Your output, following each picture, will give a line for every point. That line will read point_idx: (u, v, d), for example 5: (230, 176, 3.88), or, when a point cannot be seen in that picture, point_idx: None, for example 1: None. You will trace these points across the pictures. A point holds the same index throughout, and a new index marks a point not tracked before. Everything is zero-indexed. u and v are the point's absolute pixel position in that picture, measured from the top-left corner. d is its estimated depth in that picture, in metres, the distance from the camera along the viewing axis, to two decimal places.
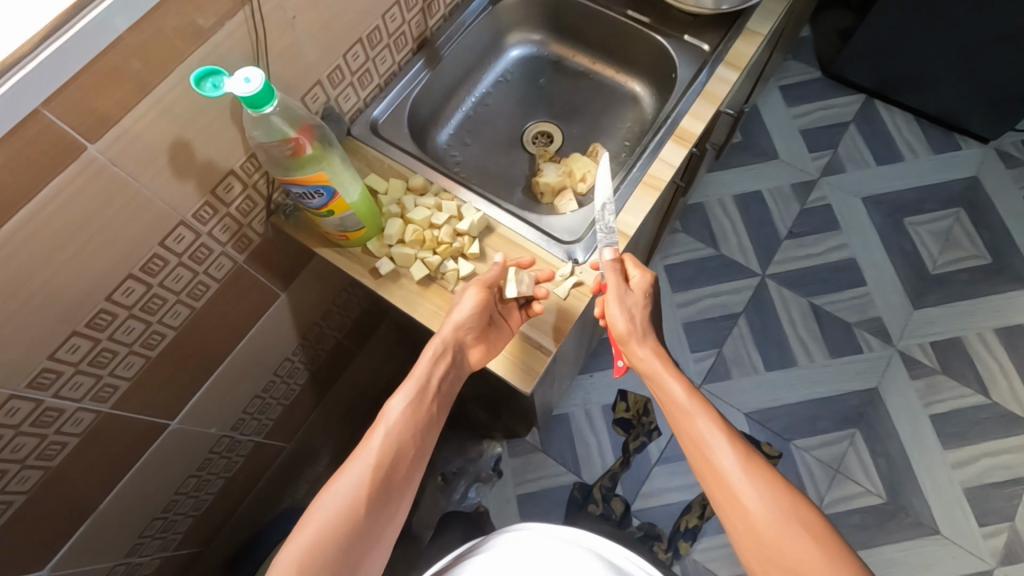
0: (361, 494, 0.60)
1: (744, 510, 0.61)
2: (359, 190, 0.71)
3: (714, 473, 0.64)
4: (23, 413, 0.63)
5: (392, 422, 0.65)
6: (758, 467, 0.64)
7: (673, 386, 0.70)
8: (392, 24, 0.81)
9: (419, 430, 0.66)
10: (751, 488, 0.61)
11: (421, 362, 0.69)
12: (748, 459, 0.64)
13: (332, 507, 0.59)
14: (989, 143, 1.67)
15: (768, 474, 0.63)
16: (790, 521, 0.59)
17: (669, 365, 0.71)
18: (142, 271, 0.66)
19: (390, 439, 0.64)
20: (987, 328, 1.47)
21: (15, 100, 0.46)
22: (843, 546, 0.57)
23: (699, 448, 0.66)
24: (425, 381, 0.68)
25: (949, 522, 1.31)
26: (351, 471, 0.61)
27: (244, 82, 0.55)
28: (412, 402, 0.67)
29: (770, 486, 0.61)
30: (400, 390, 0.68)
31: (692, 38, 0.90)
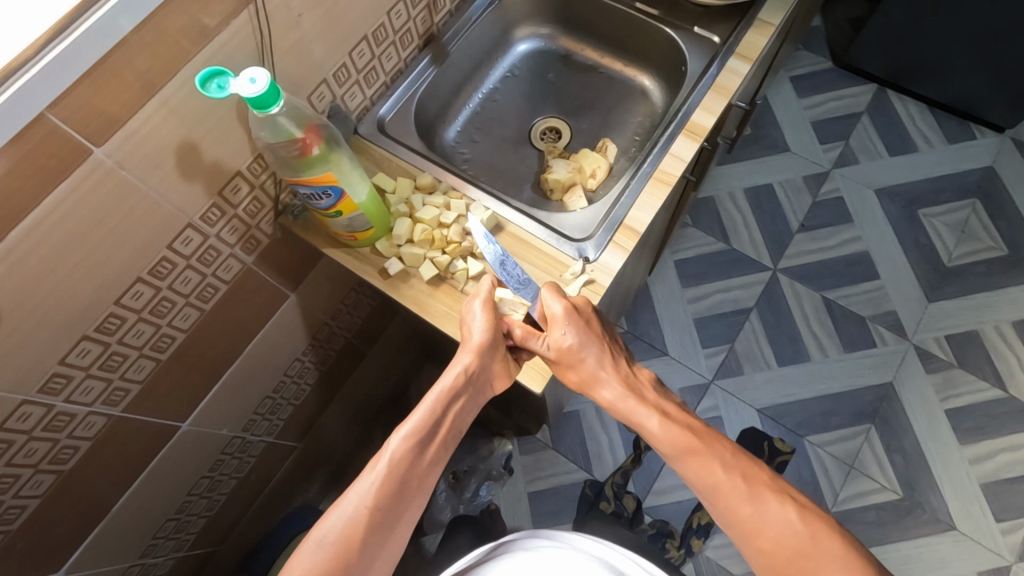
0: (353, 532, 0.57)
1: (759, 534, 0.60)
2: (367, 190, 0.70)
3: (716, 501, 0.63)
4: (35, 418, 0.63)
5: (392, 458, 0.61)
6: (759, 482, 0.62)
7: (649, 419, 0.68)
8: (398, 20, 0.80)
9: (424, 466, 0.63)
10: (758, 504, 0.61)
11: (430, 397, 0.66)
12: (744, 474, 0.63)
13: (322, 542, 0.57)
14: (1006, 132, 1.64)
15: (766, 482, 0.63)
16: (803, 536, 0.58)
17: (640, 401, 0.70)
18: (150, 273, 0.65)
19: (391, 475, 0.61)
20: (1005, 320, 1.45)
21: (20, 105, 0.46)
22: (853, 542, 0.59)
23: (694, 476, 0.64)
24: (432, 415, 0.65)
25: (966, 519, 1.29)
26: (345, 506, 0.59)
27: (250, 82, 0.55)
28: (416, 436, 0.64)
29: (773, 496, 0.61)
30: (405, 424, 0.64)
31: (702, 30, 0.88)
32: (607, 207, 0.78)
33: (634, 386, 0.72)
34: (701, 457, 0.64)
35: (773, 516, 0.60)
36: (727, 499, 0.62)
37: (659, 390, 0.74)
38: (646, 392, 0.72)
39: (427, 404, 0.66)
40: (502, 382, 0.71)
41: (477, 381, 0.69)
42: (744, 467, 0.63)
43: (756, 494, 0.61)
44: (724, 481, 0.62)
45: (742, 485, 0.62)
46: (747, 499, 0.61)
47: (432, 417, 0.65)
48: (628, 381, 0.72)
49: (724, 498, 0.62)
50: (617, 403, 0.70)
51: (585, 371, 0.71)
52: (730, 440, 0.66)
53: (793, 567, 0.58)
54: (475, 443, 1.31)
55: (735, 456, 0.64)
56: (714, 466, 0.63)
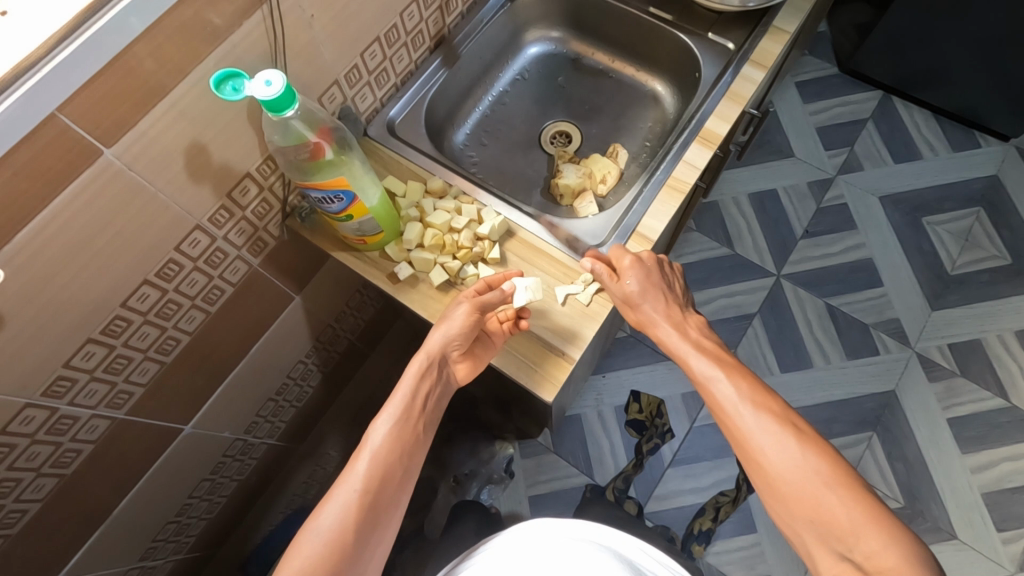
0: (350, 519, 0.58)
1: (764, 456, 0.60)
2: (378, 194, 0.69)
3: (727, 421, 0.64)
4: (38, 422, 0.62)
5: (375, 445, 0.62)
6: (769, 410, 0.63)
7: (687, 351, 0.69)
8: (410, 21, 0.79)
9: (408, 448, 0.63)
10: (761, 429, 0.61)
11: (405, 380, 0.66)
12: (759, 403, 0.63)
13: (319, 531, 0.57)
14: (1010, 141, 1.64)
15: (782, 415, 0.63)
16: (802, 460, 0.58)
17: (683, 334, 0.70)
18: (157, 276, 0.64)
19: (376, 462, 0.61)
20: (1008, 329, 1.44)
21: (29, 105, 0.45)
22: (854, 478, 0.57)
23: (711, 399, 0.66)
24: (408, 401, 0.66)
25: (967, 528, 1.29)
26: (337, 495, 0.59)
27: (265, 85, 0.53)
28: (395, 420, 0.64)
29: (782, 426, 0.61)
30: (384, 411, 0.65)
31: (715, 36, 0.87)
32: (619, 214, 0.77)
33: (683, 324, 0.72)
34: (720, 380, 0.66)
35: (775, 441, 0.60)
36: (733, 421, 0.63)
37: (708, 332, 0.73)
38: (692, 331, 0.72)
39: (403, 389, 0.66)
40: (467, 369, 0.70)
41: (445, 367, 0.70)
42: (758, 398, 0.64)
43: (765, 421, 0.62)
44: (736, 402, 0.64)
45: (753, 409, 0.63)
46: (754, 422, 0.62)
47: (409, 401, 0.66)
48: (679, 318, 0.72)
49: (734, 420, 0.63)
50: (669, 338, 0.70)
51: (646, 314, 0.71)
52: (756, 377, 0.67)
53: (789, 487, 0.58)
54: (477, 446, 1.31)
55: (752, 388, 0.65)
56: (729, 390, 0.65)
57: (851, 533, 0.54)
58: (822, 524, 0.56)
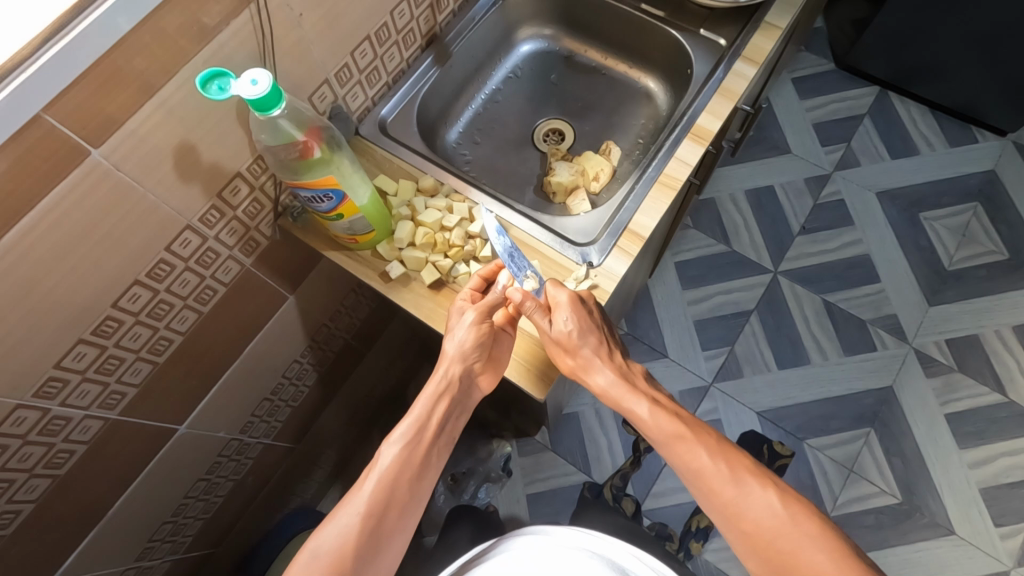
0: (351, 539, 0.58)
1: (745, 516, 0.61)
2: (369, 193, 0.69)
3: (701, 484, 0.64)
4: (30, 422, 0.62)
5: (384, 466, 0.63)
6: (742, 466, 0.64)
7: (638, 407, 0.69)
8: (401, 20, 0.79)
9: (416, 471, 0.64)
10: (738, 489, 0.62)
11: (420, 402, 0.67)
12: (729, 460, 0.64)
13: (318, 551, 0.57)
14: (1008, 136, 1.64)
15: (750, 469, 0.64)
16: (782, 518, 0.60)
17: (631, 389, 0.70)
18: (148, 276, 0.64)
19: (383, 485, 0.61)
20: (1005, 325, 1.44)
21: (16, 105, 0.45)
22: (833, 529, 0.59)
23: (680, 463, 0.66)
24: (421, 422, 0.66)
25: (966, 523, 1.29)
26: (340, 516, 0.59)
27: (251, 84, 0.53)
28: (406, 443, 0.64)
29: (756, 482, 0.62)
30: (394, 435, 0.65)
31: (708, 32, 0.87)
32: (611, 212, 0.77)
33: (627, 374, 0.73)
34: (689, 443, 0.66)
35: (755, 500, 0.61)
36: (709, 485, 0.63)
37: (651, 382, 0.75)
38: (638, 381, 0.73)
39: (417, 410, 0.67)
40: (489, 377, 0.70)
41: (462, 390, 0.70)
42: (729, 454, 0.65)
43: (740, 479, 0.63)
44: (709, 467, 0.64)
45: (727, 469, 0.63)
46: (729, 483, 0.63)
47: (421, 423, 0.66)
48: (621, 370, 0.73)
49: (709, 482, 0.64)
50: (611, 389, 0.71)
51: (580, 357, 0.68)
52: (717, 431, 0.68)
53: (775, 547, 0.59)
54: (473, 445, 1.34)
55: (720, 444, 0.66)
56: (700, 453, 0.65)
57: None
58: None
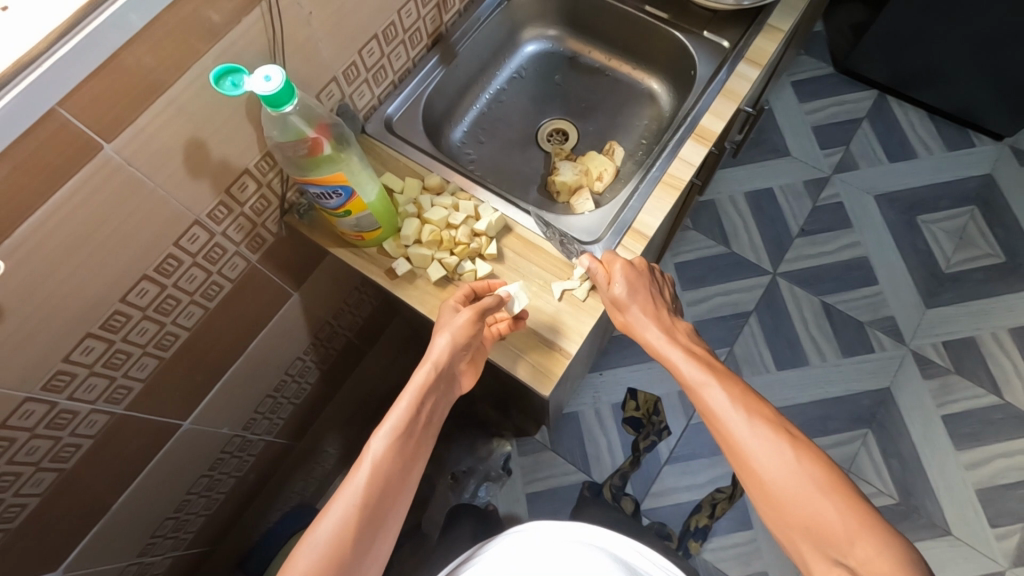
0: (345, 534, 0.56)
1: (753, 458, 0.59)
2: (376, 189, 0.69)
3: (716, 425, 0.63)
4: (38, 416, 0.62)
5: (376, 457, 0.59)
6: (760, 413, 0.62)
7: (674, 352, 0.68)
8: (407, 19, 0.80)
9: (407, 461, 0.61)
10: (752, 433, 0.60)
11: (409, 390, 0.64)
12: (747, 406, 0.62)
13: (317, 544, 0.55)
14: (1004, 140, 1.65)
15: (769, 418, 0.62)
16: (793, 465, 0.57)
17: (669, 337, 0.69)
18: (156, 271, 0.65)
19: (377, 475, 0.59)
20: (1002, 328, 1.46)
21: (30, 100, 0.45)
22: (844, 483, 0.56)
23: (700, 404, 0.64)
24: (412, 413, 0.63)
25: (962, 524, 1.30)
26: (334, 508, 0.57)
27: (265, 80, 0.53)
28: (397, 434, 0.61)
29: (770, 430, 0.60)
30: (385, 423, 0.62)
31: (711, 34, 0.88)
32: (615, 211, 0.78)
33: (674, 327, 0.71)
34: (717, 393, 0.63)
35: (765, 446, 0.59)
36: (724, 428, 0.62)
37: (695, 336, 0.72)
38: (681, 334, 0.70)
39: (407, 399, 0.63)
40: (469, 378, 0.69)
41: (449, 378, 0.67)
42: (748, 402, 0.63)
43: (754, 424, 0.61)
44: (726, 409, 0.62)
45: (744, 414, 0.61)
46: (743, 426, 0.61)
47: (413, 412, 0.63)
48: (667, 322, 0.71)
49: (723, 423, 0.62)
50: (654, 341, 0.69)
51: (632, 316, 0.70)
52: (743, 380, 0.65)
53: (780, 490, 0.57)
54: (474, 444, 1.33)
55: (743, 392, 0.63)
56: (720, 396, 0.63)
57: (841, 536, 0.53)
58: (812, 528, 0.55)
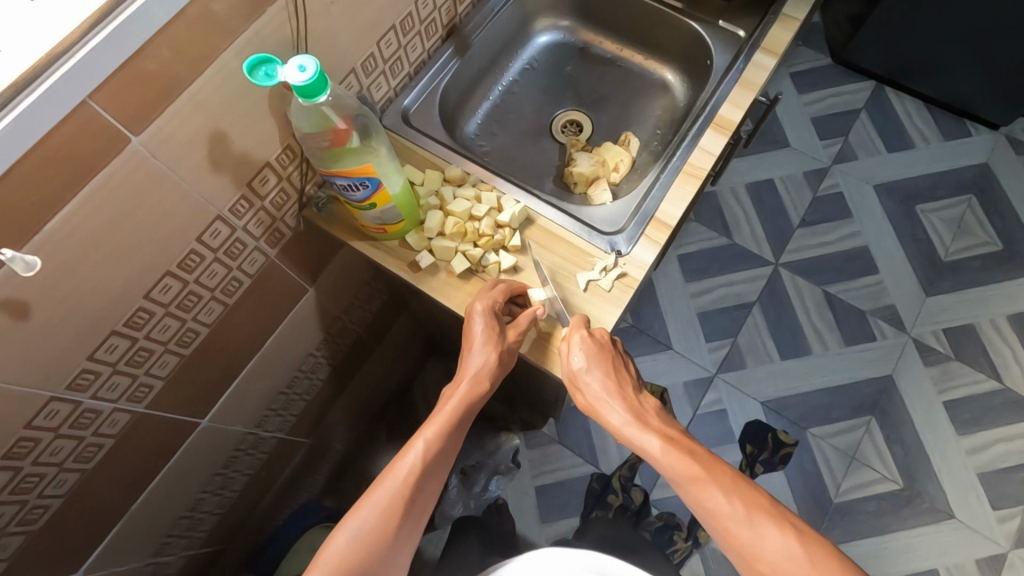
0: (384, 528, 0.59)
1: (761, 556, 0.57)
2: (401, 181, 0.68)
3: (715, 524, 0.60)
4: (62, 415, 0.61)
5: (416, 461, 0.62)
6: (753, 504, 0.59)
7: (650, 442, 0.64)
8: (424, 10, 0.79)
9: (438, 472, 0.64)
10: (755, 532, 0.58)
11: (451, 401, 0.65)
12: (744, 499, 0.60)
13: (357, 533, 0.58)
14: (999, 129, 1.67)
15: (765, 508, 0.59)
16: (804, 561, 0.55)
17: (642, 422, 0.65)
18: (179, 267, 0.64)
19: (417, 477, 0.61)
20: (1000, 314, 1.48)
21: (63, 92, 0.44)
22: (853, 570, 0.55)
23: (694, 501, 0.61)
24: (453, 422, 0.65)
25: (964, 507, 1.32)
26: (373, 501, 0.60)
27: (299, 70, 0.53)
28: (437, 442, 0.63)
29: (771, 525, 0.58)
30: (428, 429, 0.64)
31: (727, 24, 0.88)
32: (637, 201, 0.78)
33: (642, 409, 0.67)
34: (704, 484, 0.60)
35: (770, 542, 0.57)
36: (723, 527, 0.59)
37: (665, 414, 0.69)
38: (652, 416, 0.67)
39: (447, 408, 0.65)
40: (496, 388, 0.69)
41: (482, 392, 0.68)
42: (742, 493, 0.60)
43: (755, 521, 0.58)
44: (724, 507, 0.59)
45: (742, 510, 0.59)
46: (745, 525, 0.58)
47: (452, 422, 0.65)
48: (636, 403, 0.67)
49: (723, 523, 0.59)
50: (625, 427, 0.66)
51: (595, 396, 0.67)
52: (729, 465, 0.63)
53: None
54: (483, 437, 1.33)
55: (735, 481, 0.61)
56: (714, 493, 0.60)
57: None
58: None
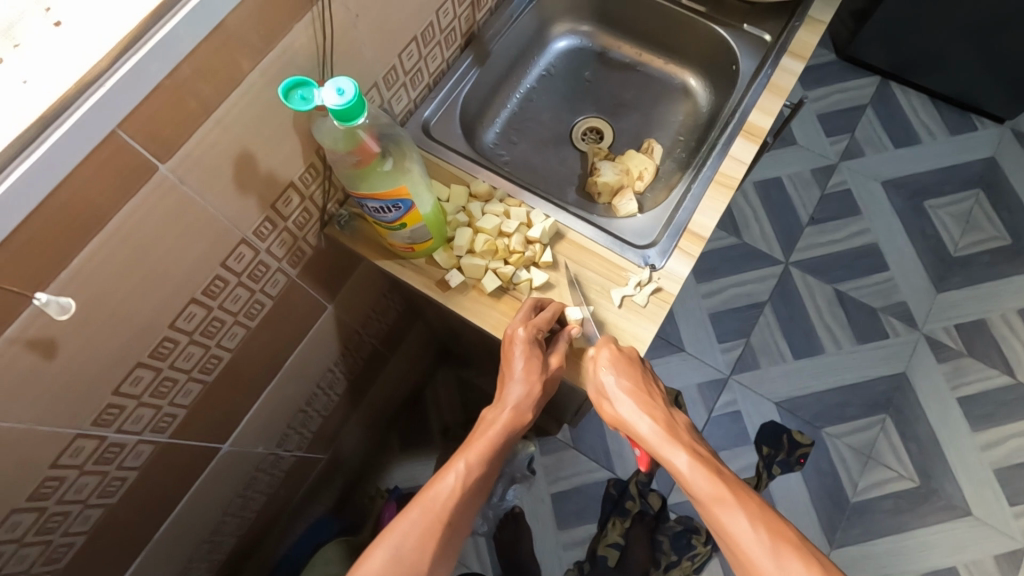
0: (422, 551, 0.56)
1: None
2: (431, 200, 0.66)
3: (736, 551, 0.56)
4: (88, 452, 0.59)
5: (458, 486, 0.60)
6: (780, 536, 0.55)
7: (678, 458, 0.61)
8: (444, 19, 0.77)
9: (476, 498, 0.62)
10: (778, 564, 0.53)
11: (494, 427, 0.64)
12: (771, 529, 0.56)
13: (396, 552, 0.55)
14: (1006, 123, 1.67)
15: (793, 542, 0.55)
16: None
17: (670, 437, 0.62)
18: (204, 293, 0.61)
19: (456, 502, 0.59)
20: (1012, 309, 1.48)
21: (93, 123, 0.42)
22: None
23: (715, 524, 0.58)
24: (495, 449, 0.63)
25: (981, 504, 1.32)
26: (412, 522, 0.58)
27: (337, 93, 0.51)
28: (479, 469, 0.62)
29: (798, 560, 0.53)
30: (469, 454, 0.62)
31: (751, 27, 0.86)
32: (668, 212, 0.77)
33: (671, 424, 0.64)
34: (727, 506, 0.57)
35: None
36: (743, 555, 0.55)
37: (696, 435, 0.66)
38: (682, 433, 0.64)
39: (489, 435, 0.64)
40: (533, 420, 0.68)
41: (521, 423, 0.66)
42: (770, 523, 0.56)
43: (780, 553, 0.54)
44: (747, 534, 0.55)
45: (766, 539, 0.55)
46: (768, 555, 0.54)
47: (494, 450, 0.63)
48: (667, 417, 0.65)
49: (743, 550, 0.55)
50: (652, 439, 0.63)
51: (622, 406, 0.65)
52: (759, 494, 0.59)
53: None
54: None
55: (763, 511, 0.57)
56: (739, 517, 0.56)
57: None
58: None
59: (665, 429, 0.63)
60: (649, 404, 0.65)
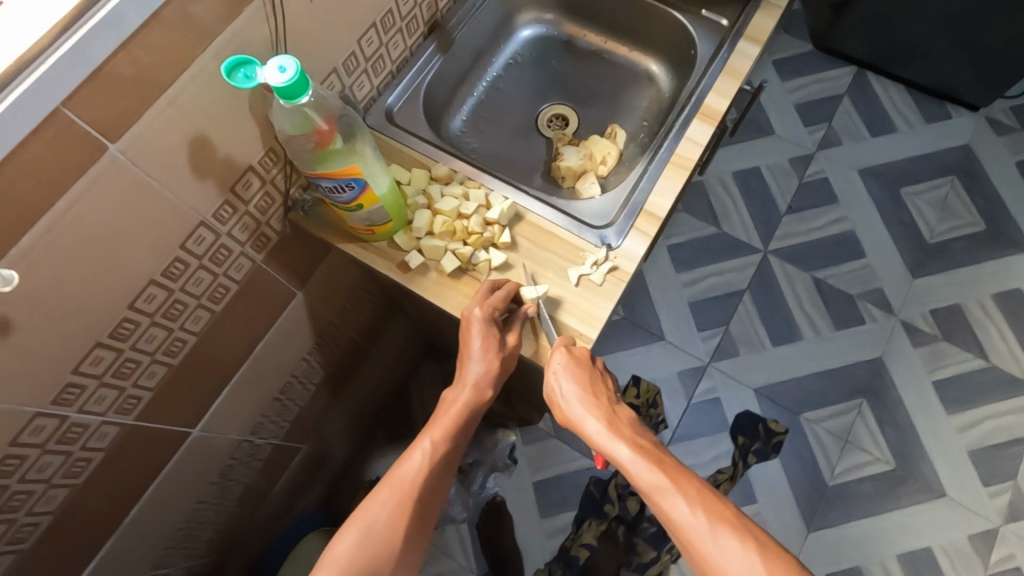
0: (392, 526, 0.58)
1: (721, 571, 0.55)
2: (387, 182, 0.68)
3: (679, 536, 0.58)
4: (48, 431, 0.60)
5: (423, 461, 0.62)
6: (718, 516, 0.57)
7: (622, 452, 0.63)
8: (404, 6, 0.78)
9: (443, 475, 0.64)
10: (716, 545, 0.55)
11: (455, 404, 0.66)
12: (709, 511, 0.58)
13: (367, 531, 0.58)
14: (979, 111, 1.69)
15: (729, 521, 0.57)
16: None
17: (615, 430, 0.64)
18: (164, 275, 0.62)
19: (423, 478, 0.62)
20: (986, 294, 1.50)
21: (35, 99, 0.43)
22: None
23: (659, 513, 0.60)
24: (457, 424, 0.66)
25: (956, 485, 1.34)
26: (381, 500, 0.60)
27: (278, 71, 0.52)
28: (443, 445, 0.64)
29: (733, 538, 0.55)
30: (433, 432, 0.64)
31: (710, 13, 0.88)
32: (626, 193, 0.78)
33: (617, 417, 0.66)
34: (669, 495, 0.59)
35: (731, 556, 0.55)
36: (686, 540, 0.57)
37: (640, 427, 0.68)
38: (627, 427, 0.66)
39: (451, 411, 0.66)
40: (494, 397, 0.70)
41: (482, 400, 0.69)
42: (708, 505, 0.58)
43: (717, 535, 0.56)
44: (688, 519, 0.57)
45: (704, 522, 0.57)
46: (707, 537, 0.56)
47: (457, 424, 0.66)
48: (611, 413, 0.67)
49: (685, 535, 0.57)
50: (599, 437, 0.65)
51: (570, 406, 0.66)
52: (698, 477, 0.61)
53: None
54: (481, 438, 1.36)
55: (701, 493, 0.59)
56: (678, 503, 0.58)
57: None
58: None
59: (610, 424, 0.65)
60: (595, 402, 0.67)
